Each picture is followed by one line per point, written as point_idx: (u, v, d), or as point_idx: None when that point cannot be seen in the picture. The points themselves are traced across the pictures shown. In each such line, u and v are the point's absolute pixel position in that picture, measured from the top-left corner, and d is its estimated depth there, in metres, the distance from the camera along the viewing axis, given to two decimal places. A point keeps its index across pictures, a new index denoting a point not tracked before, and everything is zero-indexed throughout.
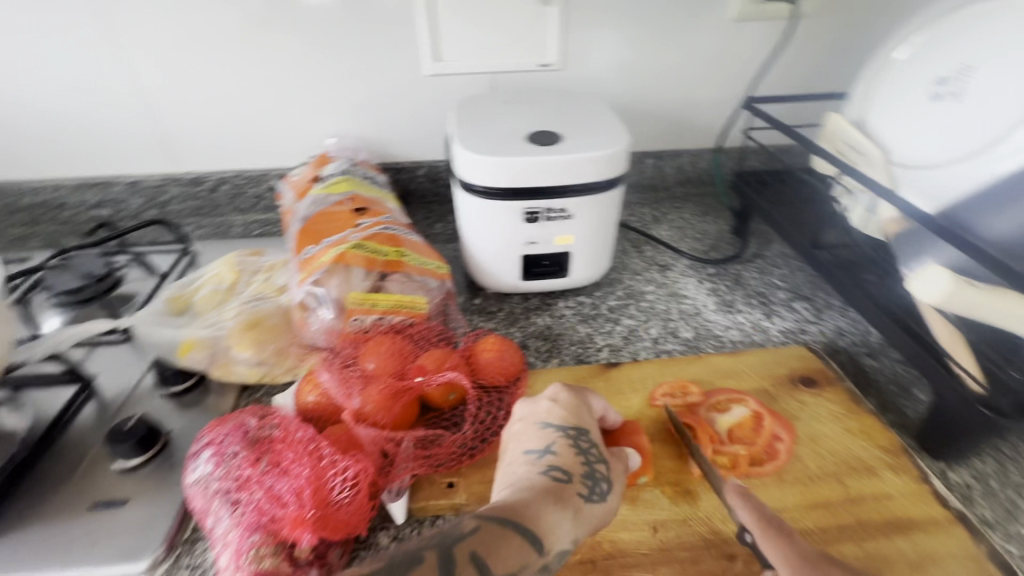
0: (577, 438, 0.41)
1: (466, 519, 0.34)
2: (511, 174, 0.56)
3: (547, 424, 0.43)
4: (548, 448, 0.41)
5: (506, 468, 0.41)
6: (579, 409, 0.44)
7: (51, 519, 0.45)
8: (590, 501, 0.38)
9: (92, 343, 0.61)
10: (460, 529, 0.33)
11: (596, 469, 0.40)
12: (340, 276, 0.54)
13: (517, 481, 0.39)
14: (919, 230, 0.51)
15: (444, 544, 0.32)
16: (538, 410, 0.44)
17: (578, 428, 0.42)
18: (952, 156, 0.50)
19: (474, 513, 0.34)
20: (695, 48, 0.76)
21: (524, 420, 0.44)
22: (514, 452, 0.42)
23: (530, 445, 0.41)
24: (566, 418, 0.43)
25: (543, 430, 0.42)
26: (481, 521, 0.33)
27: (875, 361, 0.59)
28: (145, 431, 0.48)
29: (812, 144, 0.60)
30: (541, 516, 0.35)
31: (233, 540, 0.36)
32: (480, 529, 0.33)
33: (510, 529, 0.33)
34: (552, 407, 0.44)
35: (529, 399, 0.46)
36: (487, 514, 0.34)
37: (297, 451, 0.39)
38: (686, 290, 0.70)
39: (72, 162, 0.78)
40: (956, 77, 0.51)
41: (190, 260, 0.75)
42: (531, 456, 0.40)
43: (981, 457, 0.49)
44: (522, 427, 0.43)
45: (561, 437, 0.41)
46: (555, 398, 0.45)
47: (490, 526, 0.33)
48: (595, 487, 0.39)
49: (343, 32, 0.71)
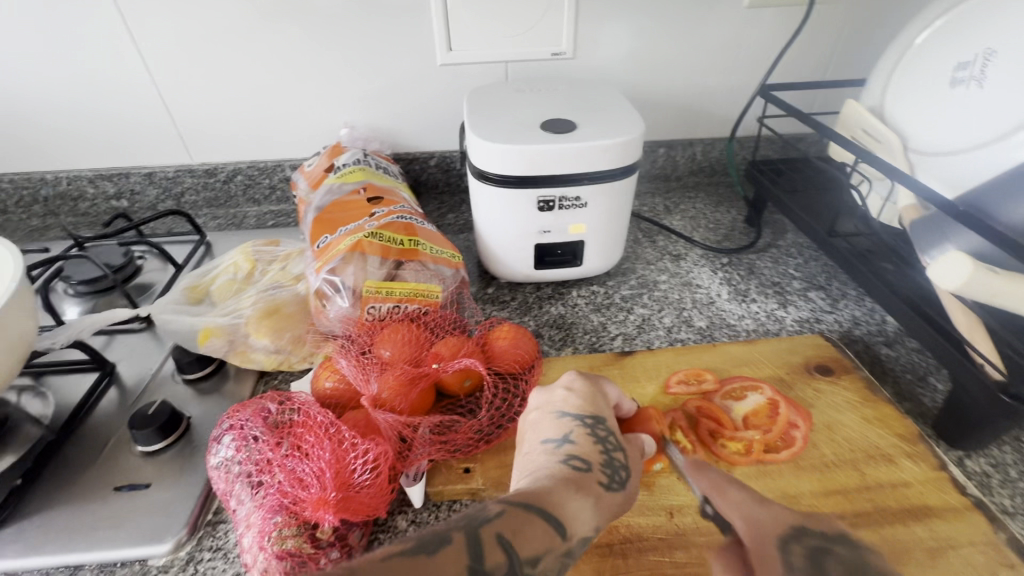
0: (594, 426, 0.41)
1: (492, 504, 0.33)
2: (524, 162, 0.56)
3: (564, 413, 0.42)
4: (566, 437, 0.40)
5: (524, 457, 0.41)
6: (596, 397, 0.44)
7: (76, 500, 0.46)
8: (610, 489, 0.38)
9: (113, 331, 0.62)
10: (487, 512, 0.32)
11: (614, 457, 0.40)
12: (355, 265, 0.55)
13: (536, 470, 0.38)
14: (938, 217, 0.51)
15: (471, 525, 0.31)
16: (554, 399, 0.44)
17: (595, 417, 0.42)
18: (974, 141, 0.49)
19: (499, 499, 0.33)
20: (709, 36, 0.75)
21: (541, 409, 0.44)
22: (531, 441, 0.42)
23: (547, 434, 0.41)
24: (584, 406, 0.43)
25: (561, 419, 0.42)
26: (506, 505, 0.33)
27: (891, 350, 0.59)
28: (166, 416, 0.49)
29: (829, 132, 0.59)
30: (563, 503, 0.35)
31: (257, 521, 0.37)
32: (506, 513, 0.32)
33: (534, 513, 0.33)
34: (568, 395, 0.44)
35: (543, 389, 0.46)
36: (511, 499, 0.34)
37: (317, 435, 0.40)
38: (699, 279, 0.69)
39: (89, 154, 0.79)
40: (978, 60, 0.50)
41: (206, 250, 0.76)
42: (549, 445, 0.40)
43: (1000, 446, 0.49)
44: (539, 416, 0.43)
45: (579, 426, 0.41)
46: (570, 386, 0.45)
47: (515, 510, 0.33)
48: (615, 475, 0.38)
49: (355, 21, 0.71)
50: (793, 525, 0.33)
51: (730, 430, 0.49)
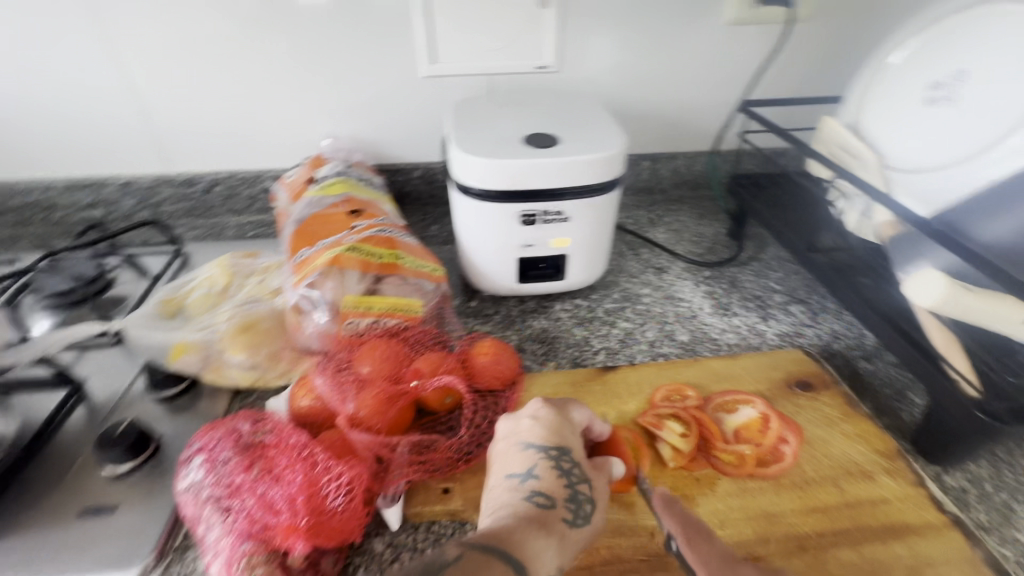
0: (559, 458, 0.41)
1: (450, 547, 0.33)
2: (506, 177, 0.56)
3: (528, 444, 0.41)
4: (529, 471, 0.40)
5: (490, 492, 0.40)
6: (560, 427, 0.43)
7: (39, 525, 0.44)
8: (574, 525, 0.37)
9: (82, 346, 0.60)
10: (445, 557, 0.32)
11: (579, 491, 0.39)
12: (334, 279, 0.54)
13: (499, 509, 0.38)
14: (914, 235, 0.52)
15: (428, 571, 0.31)
16: (519, 429, 0.43)
17: (559, 448, 0.41)
18: (946, 163, 0.50)
19: (458, 541, 0.33)
20: (692, 51, 0.76)
21: (506, 440, 0.43)
22: (496, 475, 0.41)
23: (512, 468, 0.40)
24: (548, 438, 0.42)
25: (524, 451, 0.41)
26: (464, 548, 0.32)
27: (871, 365, 0.59)
28: (134, 436, 0.47)
29: (808, 148, 0.60)
30: (525, 543, 0.34)
31: (225, 548, 0.35)
32: (467, 555, 0.32)
33: (495, 556, 0.32)
34: (532, 425, 0.43)
35: (511, 416, 0.45)
36: (469, 543, 0.33)
37: (290, 458, 0.38)
38: (682, 293, 0.70)
39: (63, 163, 0.77)
40: (952, 82, 0.51)
41: (183, 261, 0.75)
42: (512, 480, 0.40)
43: (977, 461, 0.49)
44: (504, 447, 0.42)
45: (543, 459, 0.40)
46: (535, 415, 0.44)
47: (472, 552, 0.32)
48: (579, 510, 0.38)
49: (338, 32, 0.70)
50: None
51: (720, 443, 0.48)
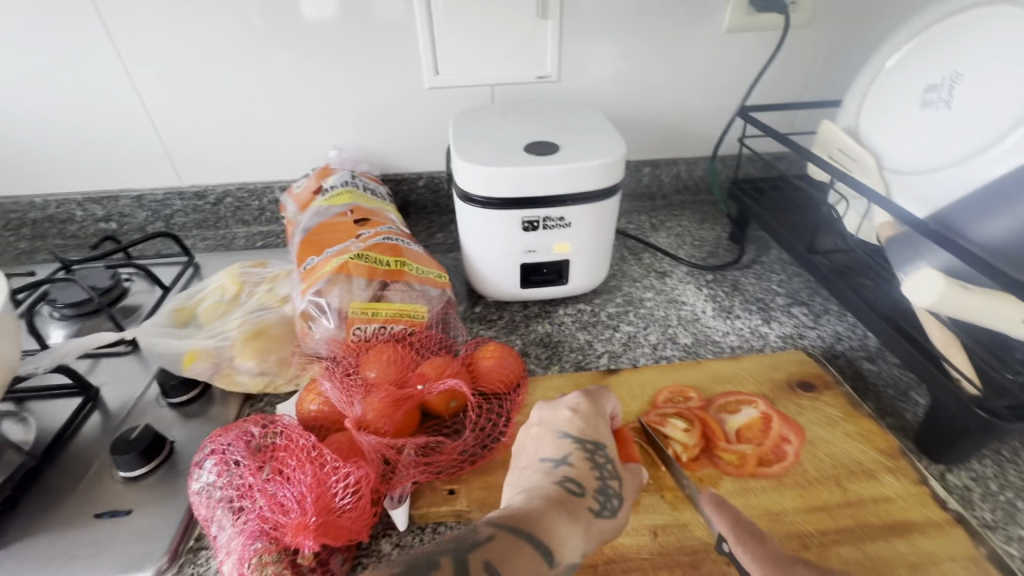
0: (594, 452, 0.41)
1: (482, 527, 0.33)
2: (508, 185, 0.57)
3: (565, 433, 0.43)
4: (564, 459, 0.41)
5: (523, 470, 0.41)
6: (595, 421, 0.44)
7: (56, 528, 0.46)
8: (601, 515, 0.38)
9: (98, 354, 0.62)
10: (477, 537, 0.33)
11: (609, 484, 0.40)
12: (341, 286, 0.55)
13: (531, 487, 0.39)
14: (910, 236, 0.52)
15: (459, 550, 0.31)
16: (558, 419, 0.44)
17: (595, 443, 0.42)
18: (942, 165, 0.51)
19: (490, 521, 0.34)
20: (690, 59, 0.77)
21: (543, 427, 0.44)
22: (530, 457, 0.42)
23: (547, 452, 0.42)
24: (582, 428, 0.43)
25: (562, 440, 0.42)
26: (496, 529, 0.33)
27: (873, 365, 0.60)
28: (148, 441, 0.49)
29: (806, 152, 0.61)
30: (553, 529, 0.35)
31: (236, 547, 0.36)
32: (497, 539, 0.33)
33: (522, 539, 0.33)
34: (570, 415, 0.44)
35: (547, 405, 0.46)
36: (500, 522, 0.34)
37: (298, 459, 0.39)
38: (684, 296, 0.70)
39: (79, 177, 0.79)
40: (947, 84, 0.52)
41: (194, 271, 0.76)
42: (546, 463, 0.41)
43: (981, 460, 0.49)
44: (540, 433, 0.44)
45: (578, 449, 0.41)
46: (574, 407, 0.45)
47: (503, 536, 0.33)
48: (607, 503, 0.39)
49: (345, 46, 0.72)
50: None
51: (723, 443, 0.49)
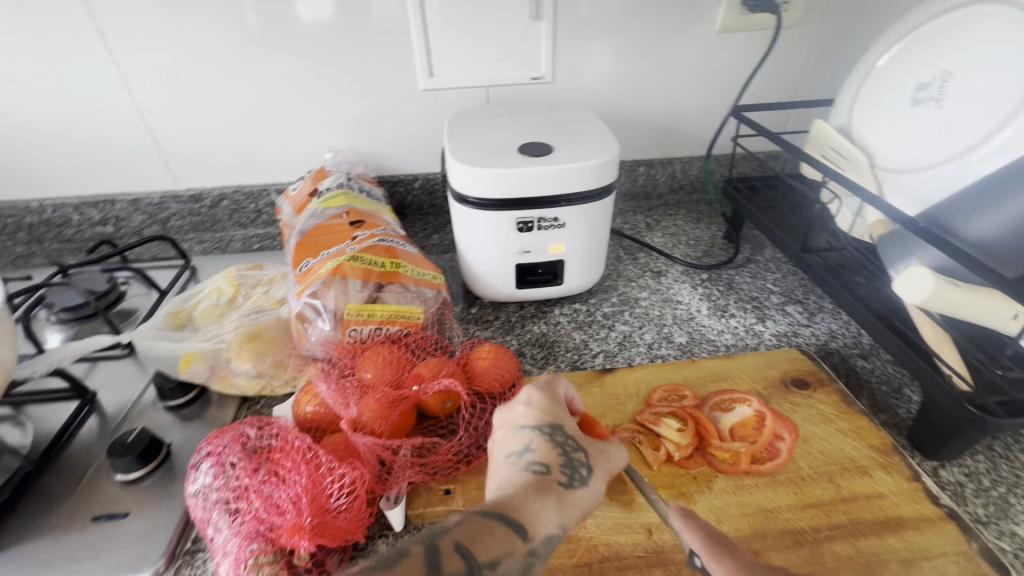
0: (552, 434, 0.41)
1: (452, 517, 0.34)
2: (502, 186, 0.57)
3: (521, 425, 0.42)
4: (526, 447, 0.40)
5: (491, 466, 0.41)
6: (550, 406, 0.44)
7: (53, 532, 0.46)
8: (574, 485, 0.39)
9: (95, 358, 0.62)
10: (446, 524, 0.33)
11: (574, 458, 0.40)
12: (337, 288, 0.55)
13: (500, 481, 0.39)
14: (901, 234, 0.53)
15: (430, 539, 0.32)
16: (512, 414, 0.43)
17: (552, 424, 0.42)
18: (933, 163, 0.51)
19: (457, 507, 0.35)
20: (683, 59, 0.77)
21: (500, 424, 0.43)
22: (494, 454, 0.41)
23: (508, 444, 0.41)
24: (540, 418, 0.42)
25: (517, 429, 0.42)
26: (464, 514, 0.34)
27: (867, 362, 0.60)
28: (145, 444, 0.49)
29: (798, 151, 0.61)
30: (525, 508, 0.36)
31: (233, 549, 0.36)
32: (466, 521, 0.33)
33: (493, 524, 0.34)
34: (525, 404, 0.44)
35: (505, 395, 0.46)
36: (473, 510, 0.35)
37: (294, 460, 0.39)
38: (679, 295, 0.70)
39: (75, 182, 0.79)
40: (936, 83, 0.52)
41: (190, 274, 0.77)
42: (511, 454, 0.40)
43: (974, 456, 0.50)
44: (501, 425, 0.43)
45: (537, 435, 0.41)
46: (527, 397, 0.44)
47: (471, 518, 0.34)
48: (576, 474, 0.39)
49: (339, 49, 0.73)
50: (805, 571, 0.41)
51: (715, 441, 0.49)
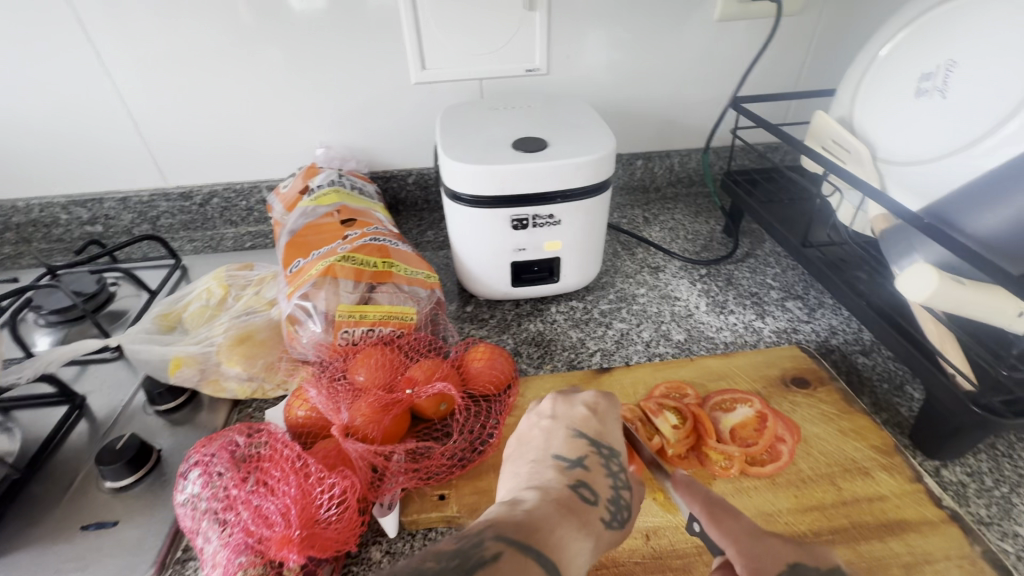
0: (609, 458, 0.42)
1: (489, 542, 0.31)
2: (495, 183, 0.56)
3: (581, 433, 0.43)
4: (578, 461, 0.41)
5: (533, 466, 0.41)
6: (610, 419, 0.45)
7: (42, 541, 0.45)
8: (611, 527, 0.37)
9: (84, 361, 0.61)
10: (484, 552, 0.30)
11: (620, 495, 0.39)
12: (327, 289, 0.54)
13: (541, 493, 0.38)
14: (904, 228, 0.52)
15: (462, 570, 0.29)
16: (574, 415, 0.45)
17: (611, 448, 0.42)
18: (937, 155, 0.50)
19: (497, 538, 0.31)
20: (682, 49, 0.75)
21: (558, 421, 0.45)
22: (541, 452, 0.42)
23: (562, 451, 0.42)
24: (600, 431, 0.44)
25: (574, 438, 0.43)
26: (503, 546, 0.31)
27: (868, 359, 0.59)
28: (134, 450, 0.48)
29: (798, 144, 0.60)
30: (564, 543, 0.34)
31: (221, 561, 0.36)
32: (505, 558, 0.30)
33: (531, 554, 0.31)
34: (587, 415, 0.45)
35: (563, 399, 0.47)
36: (508, 537, 0.32)
37: (282, 470, 0.39)
38: (678, 291, 0.69)
39: (61, 180, 0.78)
40: (941, 72, 0.50)
41: (181, 274, 0.75)
42: (561, 462, 0.41)
43: (976, 455, 0.49)
44: (553, 426, 0.45)
45: (593, 453, 0.42)
46: (591, 406, 0.46)
47: (513, 553, 0.31)
48: (617, 514, 0.38)
49: (328, 42, 0.71)
50: (791, 562, 0.34)
51: (713, 441, 0.48)
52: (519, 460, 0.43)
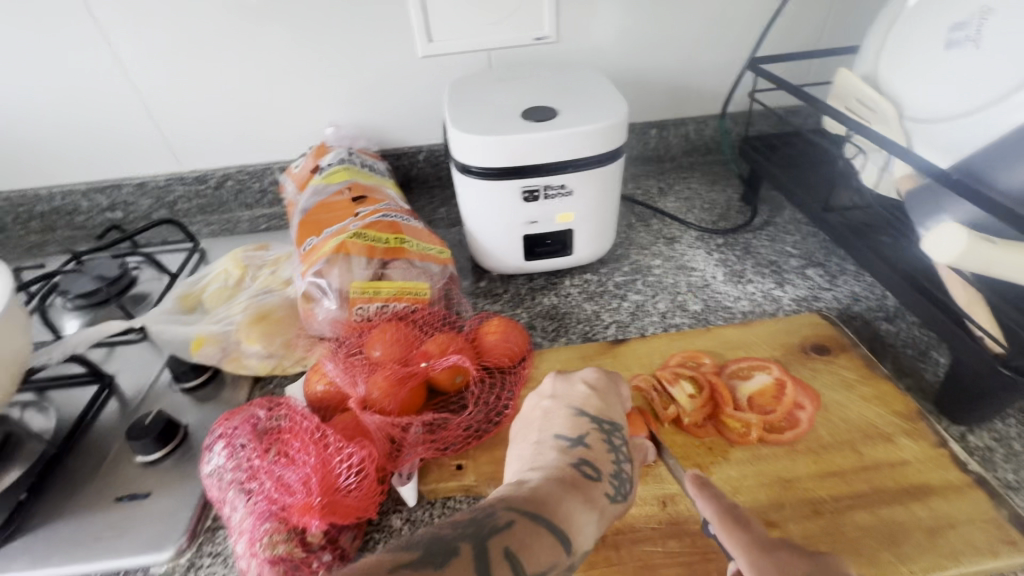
0: (610, 433, 0.42)
1: (501, 512, 0.32)
2: (506, 154, 0.55)
3: (582, 411, 0.43)
4: (580, 439, 0.41)
5: (535, 446, 0.41)
6: (609, 397, 0.45)
7: (80, 512, 0.47)
8: (613, 501, 0.38)
9: (111, 343, 0.63)
10: (496, 521, 0.31)
11: (623, 468, 0.40)
12: (340, 266, 0.54)
13: (545, 470, 0.38)
14: (932, 187, 0.49)
15: (479, 536, 0.30)
16: (574, 394, 0.44)
17: (612, 423, 0.42)
18: (970, 109, 0.47)
19: (508, 507, 0.33)
20: (697, 10, 0.72)
21: (558, 400, 0.44)
22: (543, 432, 0.42)
23: (561, 430, 0.42)
24: (601, 407, 0.43)
25: (576, 416, 0.42)
26: (515, 515, 0.32)
27: (891, 325, 0.58)
28: (162, 425, 0.49)
29: (820, 104, 0.58)
30: (571, 516, 0.34)
31: (247, 527, 0.37)
32: (517, 525, 0.32)
33: (541, 524, 0.32)
34: (588, 393, 0.44)
35: (564, 378, 0.47)
36: (517, 508, 0.33)
37: (301, 441, 0.40)
38: (694, 262, 0.68)
39: (80, 167, 0.79)
40: (974, 21, 0.48)
41: (200, 256, 0.76)
42: (562, 442, 0.41)
43: (1004, 419, 0.48)
44: (553, 406, 0.44)
45: (594, 430, 0.42)
46: (592, 383, 0.45)
47: (524, 521, 0.32)
48: (621, 486, 0.38)
49: (333, 17, 0.70)
50: None
51: (730, 409, 0.47)
52: (522, 443, 0.42)
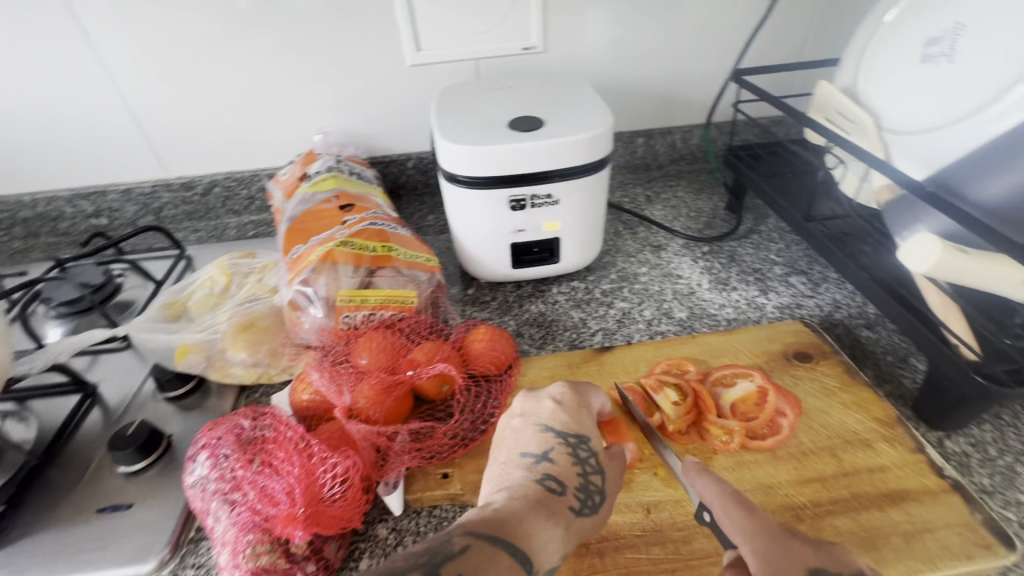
0: (576, 447, 0.42)
1: (457, 536, 0.32)
2: (492, 163, 0.56)
3: (548, 427, 0.43)
4: (544, 455, 0.41)
5: (501, 466, 0.41)
6: (577, 411, 0.44)
7: (61, 524, 0.46)
8: (580, 514, 0.38)
9: (94, 352, 0.62)
10: (452, 546, 0.31)
11: (591, 481, 0.40)
12: (327, 274, 0.54)
13: (510, 488, 0.39)
14: (908, 198, 0.51)
15: (432, 564, 0.30)
16: (541, 410, 0.44)
17: (578, 436, 0.42)
18: (944, 122, 0.48)
19: (464, 530, 0.33)
20: (682, 21, 0.74)
21: (525, 417, 0.44)
22: (511, 450, 0.42)
23: (527, 447, 0.42)
24: (568, 421, 0.43)
25: (542, 432, 0.43)
26: (472, 538, 0.32)
27: (872, 332, 0.59)
28: (145, 436, 0.49)
29: (801, 116, 0.59)
30: (533, 533, 0.35)
31: (230, 539, 0.37)
32: (472, 549, 0.31)
33: (499, 546, 0.32)
34: (553, 409, 0.44)
35: (530, 395, 0.46)
36: (476, 531, 0.33)
37: (286, 450, 0.40)
38: (680, 270, 0.69)
39: (64, 173, 0.78)
40: (948, 36, 0.49)
41: (187, 264, 0.76)
42: (528, 459, 0.41)
43: (980, 425, 0.49)
44: (521, 424, 0.44)
45: (559, 444, 0.42)
46: (558, 399, 0.45)
47: (480, 543, 0.32)
48: (588, 499, 0.39)
49: (322, 24, 0.70)
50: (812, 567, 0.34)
51: (714, 417, 0.48)
52: (493, 462, 0.43)
